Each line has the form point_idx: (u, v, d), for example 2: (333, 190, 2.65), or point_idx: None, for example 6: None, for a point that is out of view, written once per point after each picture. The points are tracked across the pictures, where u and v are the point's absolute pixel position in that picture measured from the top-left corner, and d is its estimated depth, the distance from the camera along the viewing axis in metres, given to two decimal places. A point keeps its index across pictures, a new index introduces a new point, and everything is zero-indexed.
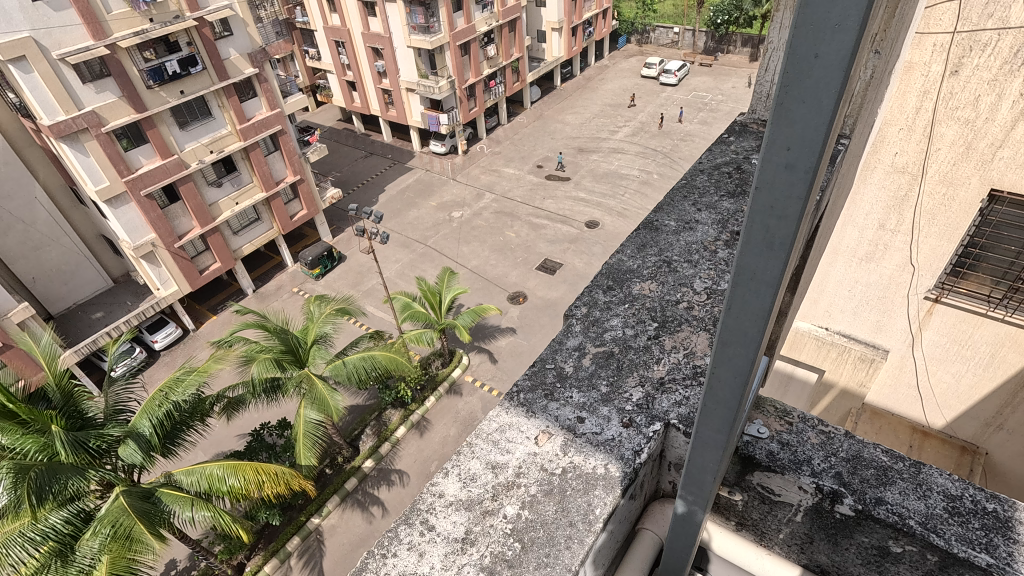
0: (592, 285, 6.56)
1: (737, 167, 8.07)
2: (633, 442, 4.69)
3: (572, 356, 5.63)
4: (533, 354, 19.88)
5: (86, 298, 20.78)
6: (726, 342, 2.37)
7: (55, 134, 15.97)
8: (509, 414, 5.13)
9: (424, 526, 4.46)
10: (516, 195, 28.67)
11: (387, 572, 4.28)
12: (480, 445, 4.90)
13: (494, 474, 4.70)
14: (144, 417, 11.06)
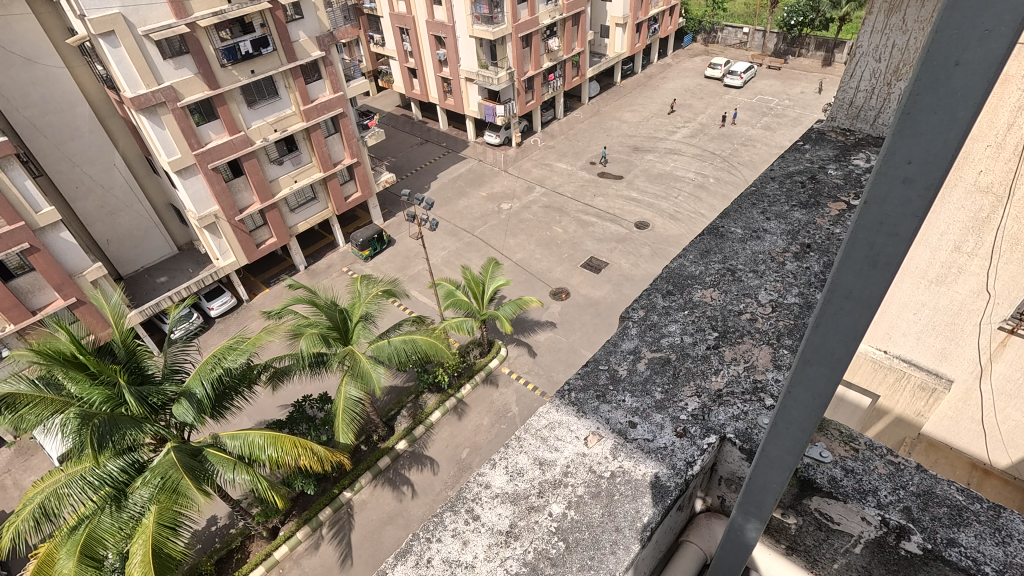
0: (651, 289, 6.47)
1: (811, 176, 7.73)
2: (686, 453, 4.62)
3: (626, 360, 5.57)
4: (572, 351, 19.79)
5: (152, 263, 22.03)
6: (807, 361, 2.41)
7: (135, 106, 16.96)
8: (559, 412, 5.13)
9: (469, 515, 4.54)
10: (566, 191, 28.46)
11: (431, 557, 4.37)
12: (529, 440, 4.94)
13: (541, 470, 4.71)
14: (198, 380, 11.57)
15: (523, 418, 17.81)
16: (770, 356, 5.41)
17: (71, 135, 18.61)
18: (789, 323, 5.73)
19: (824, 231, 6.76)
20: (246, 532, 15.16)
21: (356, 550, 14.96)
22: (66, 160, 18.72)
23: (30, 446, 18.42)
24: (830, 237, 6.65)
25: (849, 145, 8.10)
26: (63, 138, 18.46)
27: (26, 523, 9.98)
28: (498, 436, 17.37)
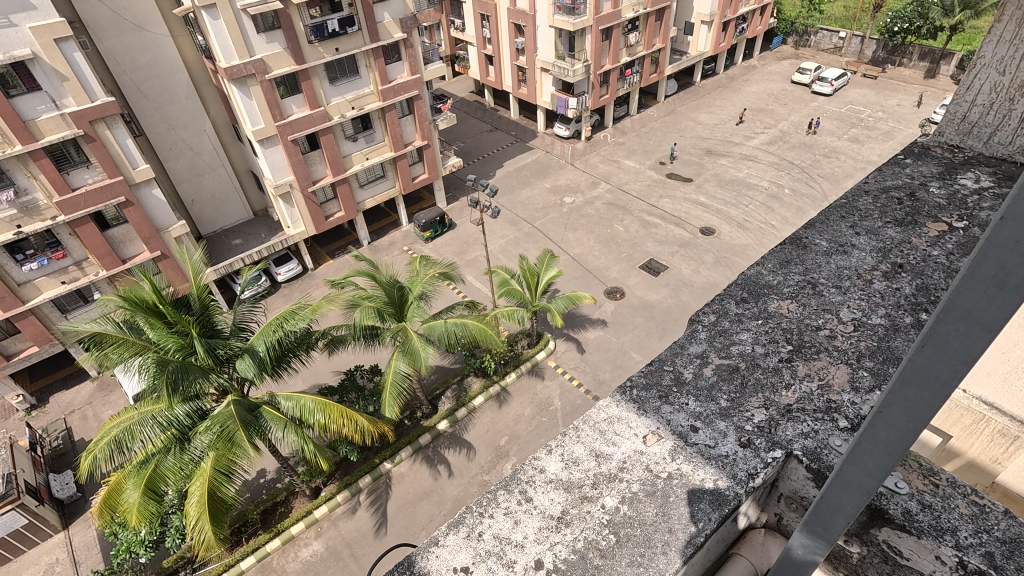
0: (724, 294, 6.33)
1: (909, 194, 7.21)
2: (748, 464, 4.65)
3: (692, 363, 5.56)
4: (622, 352, 19.50)
5: (229, 225, 23.40)
6: (905, 381, 2.30)
7: (228, 76, 17.98)
8: (619, 407, 5.29)
9: (522, 496, 4.84)
10: (632, 189, 27.94)
11: (483, 530, 4.71)
12: (587, 431, 5.16)
13: (597, 462, 4.91)
14: (261, 338, 12.20)
15: (565, 414, 17.75)
16: (847, 376, 5.18)
17: (169, 100, 19.90)
18: (872, 345, 5.41)
19: (920, 253, 6.32)
20: (290, 489, 15.99)
21: (390, 519, 15.47)
22: (163, 123, 20.09)
23: (110, 382, 20.12)
24: (925, 260, 6.20)
25: (956, 163, 7.47)
26: (163, 102, 19.80)
27: (102, 453, 10.80)
28: (538, 428, 17.42)
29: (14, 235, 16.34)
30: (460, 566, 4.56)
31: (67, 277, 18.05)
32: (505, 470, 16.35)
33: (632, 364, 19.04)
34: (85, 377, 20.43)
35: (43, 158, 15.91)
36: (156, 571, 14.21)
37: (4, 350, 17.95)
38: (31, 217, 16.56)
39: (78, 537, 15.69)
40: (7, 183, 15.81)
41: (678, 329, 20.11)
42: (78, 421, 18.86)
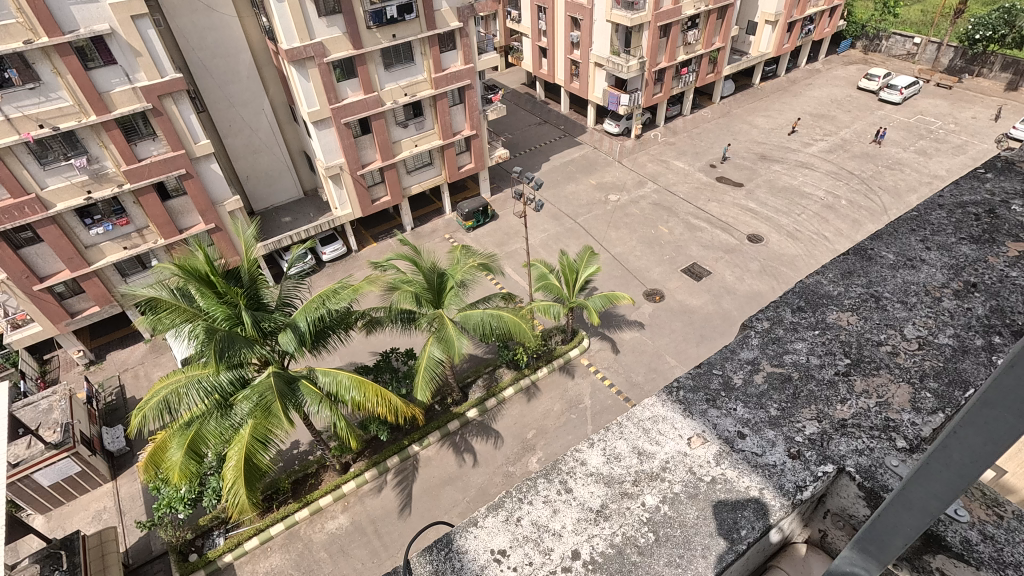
0: (780, 301, 6.21)
1: (989, 210, 6.81)
2: (797, 476, 4.61)
3: (743, 369, 5.51)
4: (657, 356, 19.21)
5: (280, 203, 24.19)
6: (987, 403, 2.19)
7: (289, 58, 18.51)
8: (664, 407, 5.33)
9: (562, 486, 4.95)
10: (679, 191, 27.37)
11: (521, 515, 4.86)
12: (631, 428, 5.24)
13: (639, 460, 4.98)
14: (303, 314, 12.55)
15: (594, 412, 17.65)
16: (908, 396, 4.99)
17: (232, 79, 20.63)
18: (937, 365, 5.18)
19: (997, 273, 5.97)
20: (321, 463, 16.49)
21: (414, 501, 15.76)
22: (225, 101, 20.87)
23: (162, 345, 21.16)
24: (1003, 280, 5.85)
25: None
26: (226, 81, 20.55)
27: (151, 412, 11.35)
28: (566, 424, 17.39)
29: (84, 199, 17.34)
30: (497, 549, 4.70)
31: (129, 242, 19.01)
32: (530, 463, 16.40)
33: (666, 368, 18.74)
34: (139, 339, 21.56)
35: (114, 129, 16.80)
36: (193, 528, 14.97)
37: (69, 307, 19.11)
38: (100, 183, 17.51)
39: (124, 488, 16.64)
40: (81, 150, 16.79)
41: (717, 337, 19.65)
42: (130, 379, 19.93)
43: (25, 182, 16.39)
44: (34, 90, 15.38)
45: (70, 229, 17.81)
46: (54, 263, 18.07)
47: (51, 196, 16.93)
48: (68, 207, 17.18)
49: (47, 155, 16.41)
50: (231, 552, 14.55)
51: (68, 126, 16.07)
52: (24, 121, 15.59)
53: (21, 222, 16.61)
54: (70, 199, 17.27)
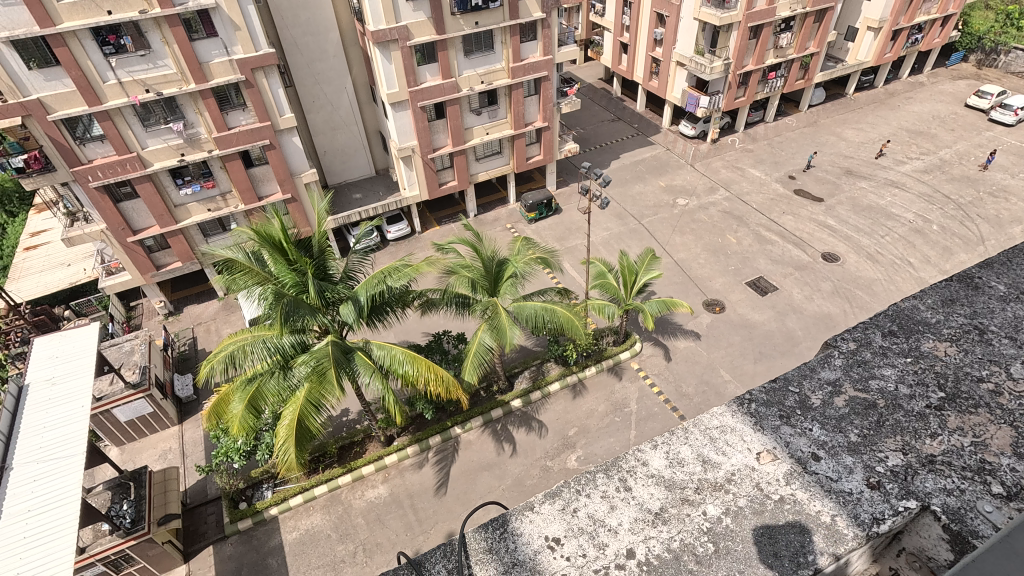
0: (870, 324, 6.40)
1: None
2: (875, 507, 4.91)
3: (823, 390, 5.85)
4: (710, 368, 18.63)
5: (353, 179, 25.09)
6: None
7: (374, 39, 19.06)
8: (734, 418, 5.87)
9: (622, 484, 5.61)
10: (752, 201, 26.25)
11: (579, 506, 5.53)
12: (695, 436, 5.85)
13: (702, 468, 5.59)
14: (365, 288, 12.96)
15: (639, 418, 17.34)
16: (1008, 440, 5.08)
17: (320, 56, 21.46)
18: None
19: None
20: (368, 433, 17.12)
21: (451, 482, 16.07)
22: (312, 78, 21.77)
23: (234, 305, 22.50)
24: None
25: None
26: (314, 58, 21.40)
27: (218, 364, 12.04)
28: (609, 426, 17.19)
29: (177, 161, 18.56)
30: (551, 536, 5.35)
31: (213, 205, 20.24)
32: (569, 460, 16.35)
33: (719, 383, 18.12)
34: (214, 296, 23.02)
35: (209, 97, 17.89)
36: (244, 478, 15.93)
37: (156, 261, 20.62)
38: (193, 147, 18.70)
39: (188, 432, 17.88)
40: (179, 115, 18.02)
41: (778, 356, 18.79)
42: (203, 333, 21.32)
43: (129, 142, 17.75)
44: (144, 57, 16.61)
45: (163, 187, 19.15)
46: (146, 219, 19.51)
47: (150, 155, 18.25)
48: (163, 167, 18.46)
49: (150, 118, 17.71)
50: (277, 506, 15.43)
51: (170, 92, 17.26)
52: (133, 85, 16.88)
53: (122, 178, 18.01)
54: (165, 160, 18.54)
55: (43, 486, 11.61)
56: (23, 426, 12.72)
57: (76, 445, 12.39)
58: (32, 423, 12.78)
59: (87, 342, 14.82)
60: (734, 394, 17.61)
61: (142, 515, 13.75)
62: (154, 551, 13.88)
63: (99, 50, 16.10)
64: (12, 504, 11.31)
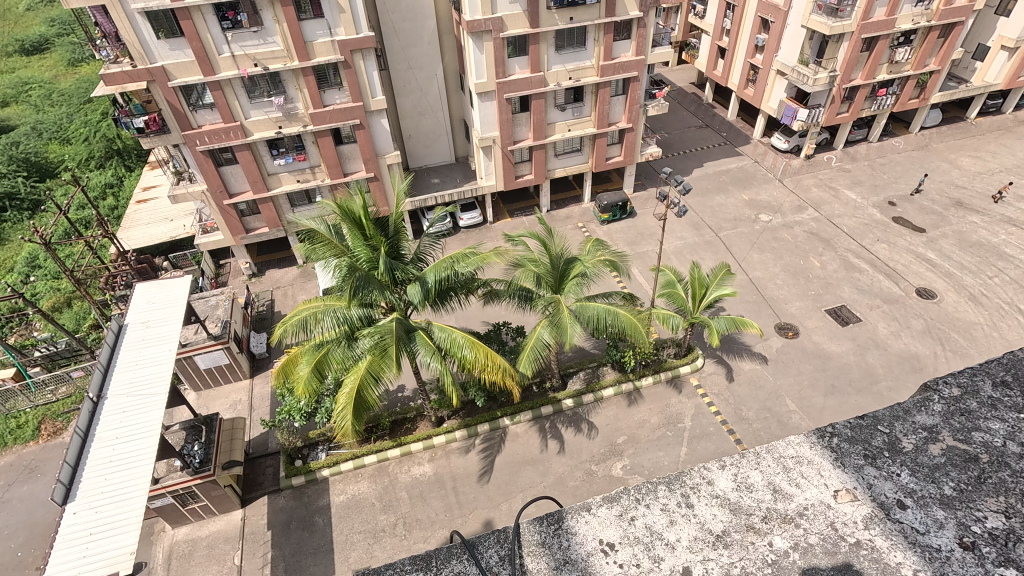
0: (979, 368, 5.36)
1: None
2: (965, 569, 4.16)
3: (915, 434, 4.97)
4: (775, 395, 17.72)
5: (433, 164, 25.68)
6: None
7: (469, 29, 19.40)
8: (812, 449, 5.21)
9: (684, 500, 5.17)
10: (843, 224, 24.61)
11: (637, 515, 5.13)
12: (768, 462, 5.26)
13: (773, 497, 5.03)
14: (433, 271, 13.24)
15: (693, 435, 16.79)
16: None
17: (415, 43, 22.10)
18: None
19: None
20: (419, 411, 17.56)
21: (495, 470, 16.27)
22: (405, 62, 22.45)
23: (310, 274, 23.70)
24: None
25: None
26: (409, 43, 22.05)
27: (291, 327, 12.79)
28: (660, 439, 16.76)
29: (275, 133, 19.72)
30: (607, 541, 4.99)
31: (302, 177, 21.37)
32: (614, 468, 16.10)
33: (784, 411, 17.20)
34: (293, 263, 24.37)
35: (310, 75, 18.88)
36: (302, 438, 16.85)
37: (247, 224, 22.07)
38: (290, 121, 19.80)
39: (257, 387, 19.10)
40: (281, 90, 19.14)
41: (852, 392, 17.59)
42: (280, 297, 22.62)
43: (234, 111, 19.04)
44: (256, 33, 17.73)
45: (260, 156, 20.42)
46: (242, 184, 20.91)
47: (251, 125, 19.49)
48: (262, 137, 19.67)
49: (255, 90, 18.91)
50: (329, 468, 16.21)
51: (276, 67, 18.34)
52: (244, 59, 18.06)
53: (225, 144, 19.38)
54: (265, 131, 19.75)
55: (131, 417, 12.82)
56: (119, 361, 14.05)
57: (161, 384, 13.57)
58: (129, 359, 14.11)
59: (180, 293, 16.10)
60: (798, 425, 16.68)
61: (210, 457, 14.84)
62: (216, 492, 14.96)
63: (218, 24, 17.34)
64: (104, 429, 12.59)
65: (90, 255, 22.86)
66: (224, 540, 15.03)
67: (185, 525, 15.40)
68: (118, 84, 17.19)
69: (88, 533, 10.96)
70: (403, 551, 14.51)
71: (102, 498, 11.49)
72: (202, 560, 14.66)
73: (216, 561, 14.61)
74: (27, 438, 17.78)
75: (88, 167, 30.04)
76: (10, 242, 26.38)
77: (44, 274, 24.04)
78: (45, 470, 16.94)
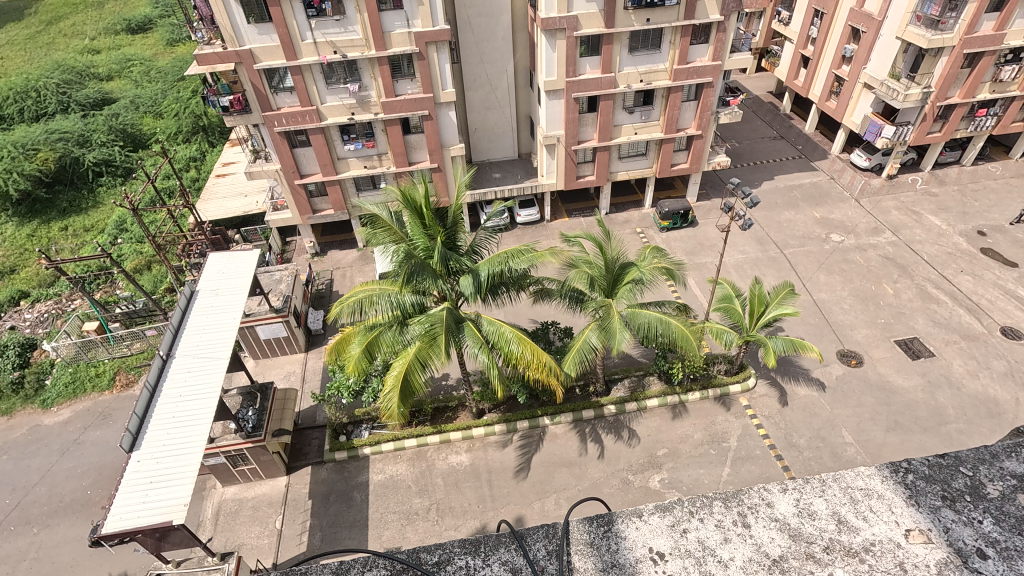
0: None
1: None
2: None
3: (1002, 480, 4.76)
4: (830, 424, 16.85)
5: (496, 159, 25.90)
6: None
7: (543, 27, 19.41)
8: (884, 483, 5.01)
9: (742, 518, 5.04)
10: (924, 251, 23.04)
11: (689, 528, 5.05)
12: (834, 491, 5.09)
13: (837, 527, 4.87)
14: (487, 265, 13.35)
15: (738, 457, 16.21)
16: None
17: (489, 37, 22.30)
18: None
19: None
20: (461, 401, 17.80)
21: (532, 468, 16.29)
22: (477, 56, 22.71)
23: (369, 258, 24.42)
24: None
25: None
26: (483, 38, 22.28)
27: (347, 308, 13.24)
28: (702, 456, 16.28)
29: (347, 119, 20.40)
30: (656, 550, 4.94)
31: (369, 163, 22.02)
32: (651, 480, 15.77)
33: (839, 443, 16.34)
34: (354, 246, 25.18)
35: (385, 65, 19.41)
36: (348, 414, 17.46)
37: (314, 205, 22.98)
38: (363, 108, 20.42)
39: (311, 362, 19.91)
40: (356, 78, 19.77)
41: (917, 430, 16.48)
42: (339, 277, 23.46)
43: (312, 96, 19.84)
44: (338, 22, 18.38)
45: (332, 141, 21.19)
46: (313, 166, 21.76)
47: (326, 110, 20.24)
48: (335, 122, 20.40)
49: (332, 77, 19.63)
50: (370, 447, 16.72)
51: (354, 56, 18.97)
52: (325, 46, 18.76)
53: (300, 127, 20.23)
54: (338, 116, 20.47)
55: (195, 378, 13.66)
56: (189, 324, 15.00)
57: (223, 349, 14.38)
58: (197, 323, 15.02)
59: (248, 265, 16.96)
60: (853, 459, 15.81)
61: (262, 424, 15.59)
62: (265, 457, 15.71)
63: (304, 12, 18.08)
64: (170, 386, 13.50)
65: (172, 223, 24.47)
66: (268, 504, 15.79)
67: (234, 485, 16.27)
68: (209, 65, 18.16)
69: (150, 480, 11.80)
70: (434, 536, 14.80)
71: (163, 449, 12.32)
72: (246, 520, 15.46)
73: (259, 523, 15.36)
74: (104, 386, 19.28)
75: (176, 140, 32.16)
76: (103, 206, 28.61)
77: (130, 238, 25.92)
78: (116, 417, 18.32)
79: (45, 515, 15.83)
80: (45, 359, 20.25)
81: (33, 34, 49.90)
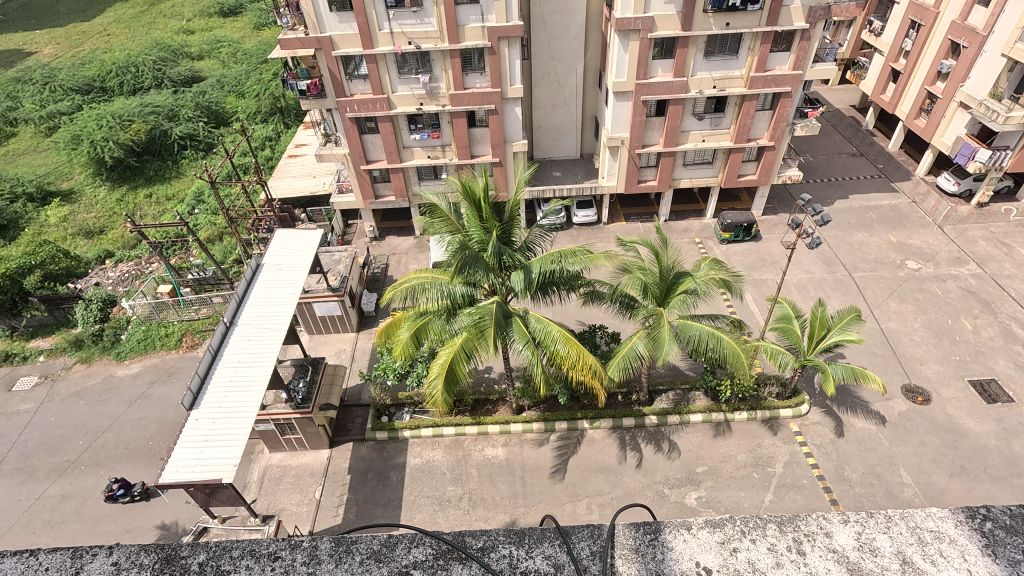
0: None
1: None
2: None
3: None
4: (887, 462, 15.89)
5: (557, 157, 25.84)
6: None
7: (617, 26, 19.10)
8: (957, 528, 4.36)
9: (796, 545, 4.42)
10: (1012, 286, 21.28)
11: (739, 548, 4.43)
12: (901, 528, 4.46)
13: (903, 569, 4.25)
14: (540, 262, 13.35)
15: (782, 484, 15.55)
16: None
17: (561, 36, 22.20)
18: None
19: None
20: (501, 395, 17.92)
21: (567, 470, 16.21)
22: (547, 53, 22.63)
23: (425, 246, 24.91)
24: None
25: None
26: (555, 36, 22.20)
27: (400, 293, 13.53)
28: (743, 479, 15.72)
29: (416, 109, 20.82)
30: (704, 565, 4.34)
31: (433, 153, 22.42)
32: (688, 496, 15.36)
33: (895, 482, 15.40)
34: (411, 233, 25.76)
35: (456, 57, 19.68)
36: (392, 397, 17.91)
37: (377, 190, 23.66)
38: (431, 99, 20.80)
39: (361, 342, 20.55)
40: (428, 69, 20.12)
41: (985, 479, 15.30)
42: (394, 263, 24.06)
43: (384, 84, 20.35)
44: (415, 13, 18.76)
45: (399, 129, 21.70)
46: (379, 152, 22.37)
47: (396, 100, 20.72)
48: (403, 111, 20.86)
49: (405, 66, 19.99)
50: (410, 430, 17.10)
51: (427, 47, 19.34)
52: (400, 36, 19.19)
53: (370, 114, 20.83)
54: (407, 106, 20.92)
55: (253, 347, 14.37)
56: (252, 295, 15.79)
57: (281, 321, 15.04)
58: (259, 295, 15.79)
59: (310, 243, 17.65)
60: (910, 501, 14.85)
61: (310, 396, 16.17)
62: (310, 428, 16.33)
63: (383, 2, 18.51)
64: (230, 352, 14.26)
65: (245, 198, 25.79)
66: (309, 474, 16.44)
67: (280, 452, 17.04)
68: (291, 49, 19.00)
69: (204, 439, 12.52)
70: (463, 524, 15.01)
71: (219, 411, 13.04)
72: (289, 487, 16.17)
73: (300, 491, 16.03)
74: (171, 346, 20.60)
75: (255, 120, 33.86)
76: (184, 176, 30.44)
77: (206, 209, 27.49)
78: (180, 376, 19.53)
79: (112, 460, 17.10)
80: (123, 316, 21.82)
81: (136, 13, 53.54)
